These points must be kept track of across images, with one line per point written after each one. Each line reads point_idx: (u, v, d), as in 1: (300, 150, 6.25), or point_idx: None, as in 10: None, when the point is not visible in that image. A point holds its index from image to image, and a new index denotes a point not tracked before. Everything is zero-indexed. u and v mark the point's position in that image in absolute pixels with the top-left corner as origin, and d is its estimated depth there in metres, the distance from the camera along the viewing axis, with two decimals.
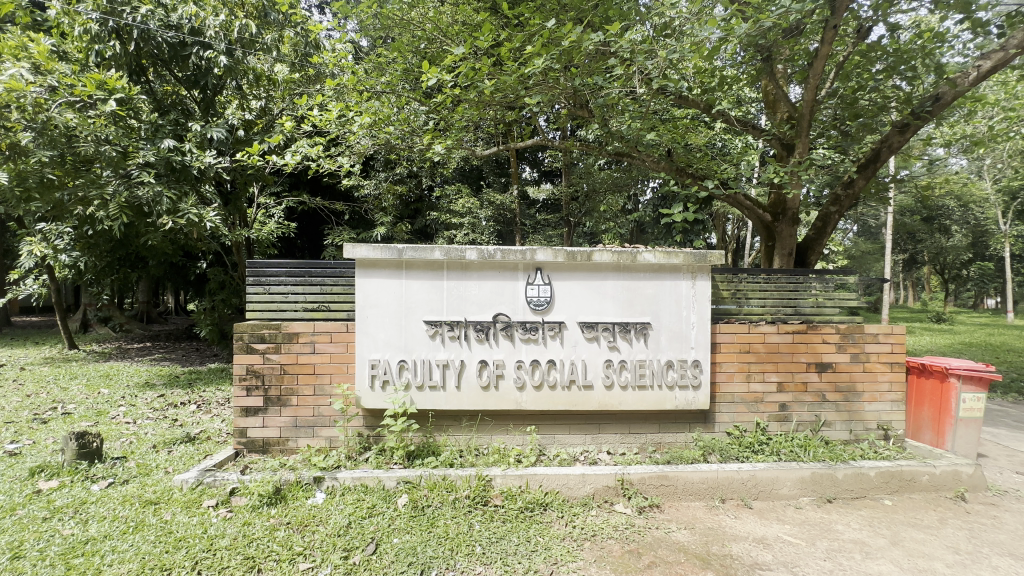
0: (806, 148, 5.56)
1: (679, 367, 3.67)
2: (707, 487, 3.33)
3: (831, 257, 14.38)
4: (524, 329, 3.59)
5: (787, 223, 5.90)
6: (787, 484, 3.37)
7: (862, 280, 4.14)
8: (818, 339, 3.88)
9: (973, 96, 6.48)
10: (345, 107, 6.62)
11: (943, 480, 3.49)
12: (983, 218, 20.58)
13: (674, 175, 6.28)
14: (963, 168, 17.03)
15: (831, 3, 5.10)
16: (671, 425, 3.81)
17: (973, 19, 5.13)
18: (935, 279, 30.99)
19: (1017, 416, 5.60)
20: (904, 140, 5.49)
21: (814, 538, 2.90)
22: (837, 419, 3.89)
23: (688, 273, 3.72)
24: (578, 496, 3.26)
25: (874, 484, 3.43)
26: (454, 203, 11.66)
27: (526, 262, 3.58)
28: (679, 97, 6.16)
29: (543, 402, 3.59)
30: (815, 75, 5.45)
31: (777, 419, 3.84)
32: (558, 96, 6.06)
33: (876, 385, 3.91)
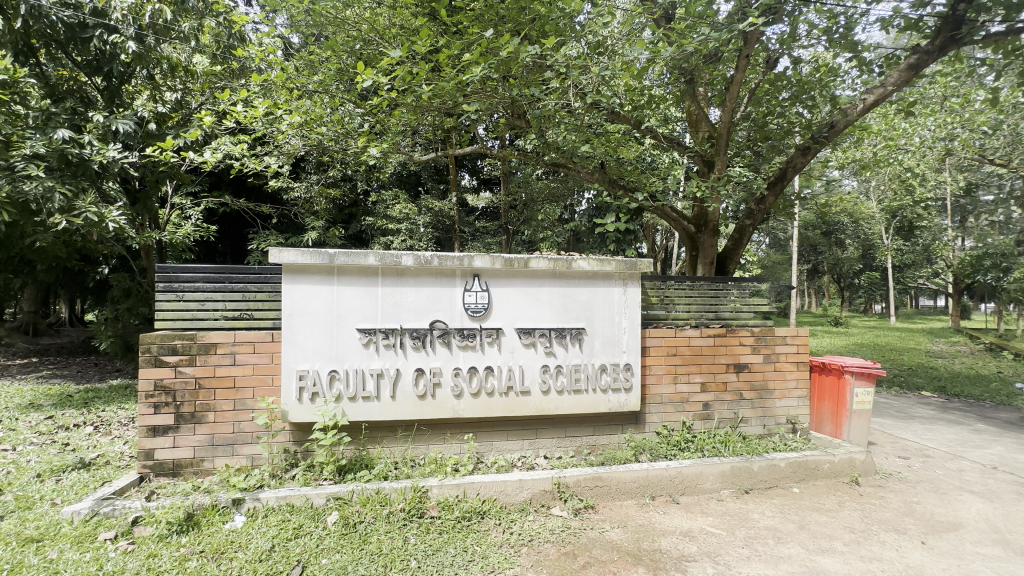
0: (723, 166, 6.06)
1: (612, 371, 3.81)
2: (638, 486, 3.46)
3: (747, 267, 15.65)
4: (461, 336, 3.55)
5: (709, 235, 6.45)
6: (710, 478, 3.59)
7: (773, 287, 4.53)
8: (736, 342, 4.18)
9: (860, 126, 7.37)
10: (272, 105, 6.30)
11: (841, 466, 3.88)
12: (871, 233, 23.32)
13: (607, 186, 6.62)
14: (853, 190, 19.31)
15: (744, 34, 5.58)
16: (604, 427, 3.93)
17: (859, 57, 5.85)
18: (833, 288, 34.62)
19: (899, 407, 6.37)
20: (806, 162, 6.05)
21: (734, 527, 3.10)
22: (753, 415, 4.21)
23: (619, 280, 3.88)
24: (514, 502, 3.27)
25: (784, 474, 3.74)
26: (391, 209, 11.50)
27: (463, 268, 3.57)
28: (611, 113, 6.47)
29: (480, 409, 3.58)
30: (731, 99, 5.95)
31: (700, 418, 4.09)
32: (496, 105, 6.14)
33: (785, 383, 4.29)
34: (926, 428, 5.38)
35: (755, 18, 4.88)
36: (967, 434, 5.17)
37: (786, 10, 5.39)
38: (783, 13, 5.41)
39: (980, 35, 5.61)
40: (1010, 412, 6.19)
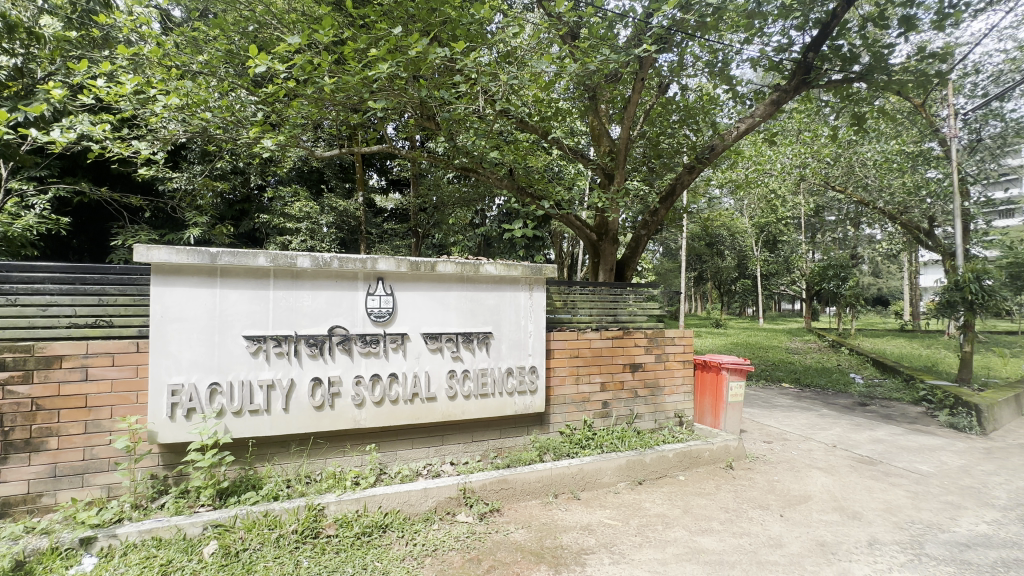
0: (622, 179, 6.53)
1: (518, 374, 3.88)
2: (542, 485, 3.55)
3: (643, 273, 16.96)
4: (363, 342, 3.39)
5: (609, 243, 6.87)
6: (608, 472, 3.80)
7: (664, 292, 4.94)
8: (631, 344, 4.49)
9: (735, 150, 8.37)
10: (144, 83, 5.55)
11: (719, 453, 4.33)
12: (744, 245, 26.52)
13: (515, 193, 6.79)
14: (727, 207, 21.99)
15: (640, 59, 6.07)
16: (510, 430, 3.99)
17: (734, 90, 6.65)
18: (715, 294, 38.82)
19: (765, 398, 7.31)
20: (692, 180, 6.72)
21: (628, 517, 3.31)
22: (646, 411, 4.54)
23: (525, 285, 3.98)
24: (419, 512, 3.18)
25: (672, 464, 4.08)
26: (290, 207, 10.83)
27: (366, 271, 3.41)
28: (520, 122, 6.68)
29: (383, 419, 3.43)
30: (628, 118, 6.43)
31: (600, 416, 4.32)
32: (405, 105, 6.00)
33: (673, 380, 4.69)
34: (784, 415, 6.22)
35: (648, 46, 5.31)
36: (814, 418, 6.07)
37: (675, 41, 5.95)
38: (672, 44, 5.96)
39: (823, 80, 6.64)
40: (846, 398, 7.38)
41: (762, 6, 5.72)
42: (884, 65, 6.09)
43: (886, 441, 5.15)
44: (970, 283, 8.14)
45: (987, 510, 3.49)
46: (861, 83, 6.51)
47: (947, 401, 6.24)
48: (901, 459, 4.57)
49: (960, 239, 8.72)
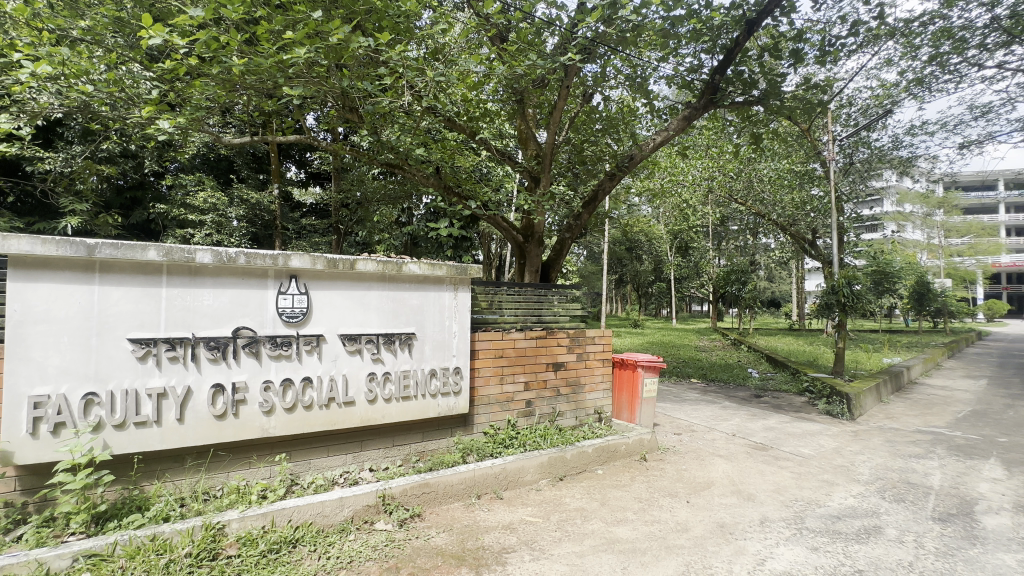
0: (547, 183, 6.73)
1: (441, 375, 3.82)
2: (466, 487, 3.53)
3: (568, 275, 17.56)
4: (272, 344, 3.15)
5: (535, 245, 7.01)
6: (530, 471, 3.86)
7: (586, 294, 5.12)
8: (554, 343, 4.60)
9: (652, 161, 8.92)
10: (6, 45, 4.77)
11: (634, 446, 4.56)
12: (660, 251, 28.37)
13: (442, 192, 6.76)
14: (645, 214, 23.42)
15: (565, 67, 6.27)
16: (433, 432, 3.92)
17: (651, 104, 7.09)
18: (634, 296, 41.13)
19: (675, 393, 7.86)
20: (613, 186, 7.03)
21: (549, 513, 3.38)
22: (567, 409, 4.68)
23: (450, 285, 3.93)
24: (333, 523, 3.01)
25: (591, 459, 4.23)
26: (193, 197, 9.88)
27: (277, 268, 3.17)
28: (447, 120, 6.66)
29: (295, 426, 3.21)
30: (554, 124, 6.63)
31: (523, 415, 4.38)
32: (326, 94, 5.72)
33: (593, 377, 4.88)
34: (692, 408, 6.72)
35: (573, 55, 5.48)
36: (717, 410, 6.62)
37: (598, 53, 6.20)
38: (596, 55, 6.20)
39: (728, 100, 7.26)
40: (744, 391, 8.14)
41: (676, 28, 6.14)
42: (778, 91, 6.79)
43: (776, 429, 5.74)
44: (843, 287, 9.33)
45: (855, 484, 3.99)
46: (758, 107, 7.22)
47: (825, 392, 7.09)
48: (788, 444, 5.11)
49: (836, 249, 9.97)
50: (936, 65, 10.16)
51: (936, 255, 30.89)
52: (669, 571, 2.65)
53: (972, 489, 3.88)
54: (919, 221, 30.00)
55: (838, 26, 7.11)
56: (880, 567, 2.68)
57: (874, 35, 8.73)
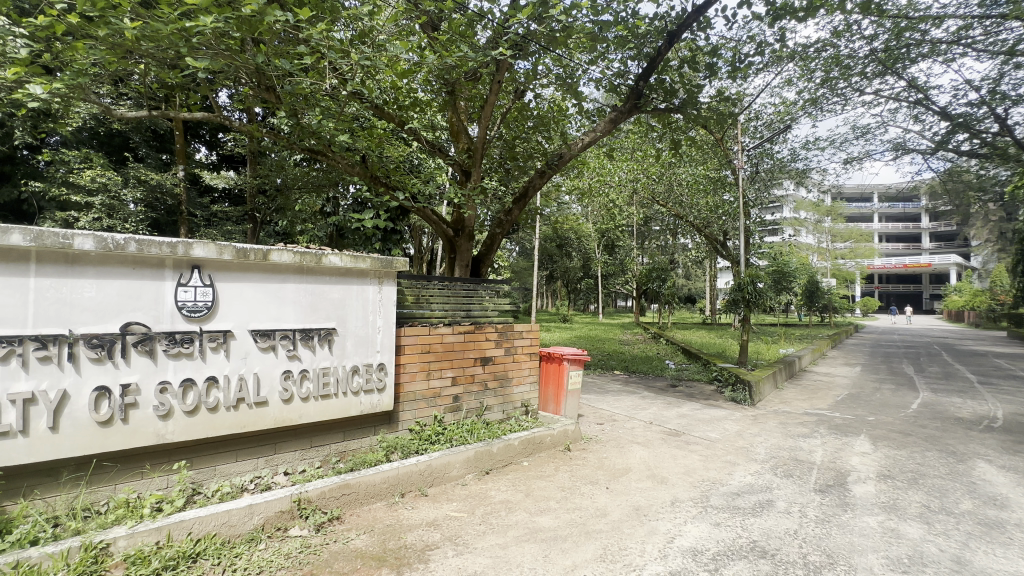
0: (477, 178, 6.74)
1: (364, 372, 3.68)
2: (389, 486, 3.43)
3: (500, 271, 17.71)
4: (170, 341, 2.84)
5: (465, 239, 6.96)
6: (456, 466, 3.84)
7: (515, 289, 5.19)
8: (482, 338, 4.61)
9: (581, 160, 9.20)
10: None
11: (559, 437, 4.70)
12: (588, 249, 29.47)
13: (368, 181, 6.50)
14: (575, 212, 24.19)
15: (496, 62, 6.27)
16: (355, 431, 3.77)
17: (580, 105, 7.31)
18: (564, 291, 42.37)
19: (599, 384, 8.21)
20: (543, 184, 7.14)
21: (474, 507, 3.39)
22: (494, 403, 4.72)
23: (374, 278, 3.79)
24: (241, 533, 2.80)
25: (517, 451, 4.29)
26: (77, 175, 8.73)
27: (176, 258, 2.86)
28: (374, 107, 6.43)
29: (198, 430, 2.94)
30: (485, 118, 6.62)
31: (450, 410, 4.35)
32: (239, 69, 5.29)
33: (520, 371, 4.97)
34: (615, 399, 7.05)
35: (504, 50, 5.48)
36: (637, 400, 7.00)
37: (530, 50, 6.26)
38: (527, 52, 6.25)
39: (652, 106, 7.65)
40: (662, 381, 8.70)
41: (604, 32, 6.35)
42: (695, 102, 7.27)
43: (688, 416, 6.17)
44: (747, 285, 10.24)
45: (753, 463, 4.41)
46: (678, 114, 7.67)
47: (731, 380, 7.76)
48: (697, 429, 5.53)
49: (743, 250, 10.91)
50: (827, 88, 11.41)
51: (825, 258, 34.86)
52: (587, 555, 2.75)
53: (846, 463, 4.42)
54: (811, 227, 33.66)
55: (748, 44, 7.73)
56: (771, 536, 2.97)
57: (778, 56, 9.62)
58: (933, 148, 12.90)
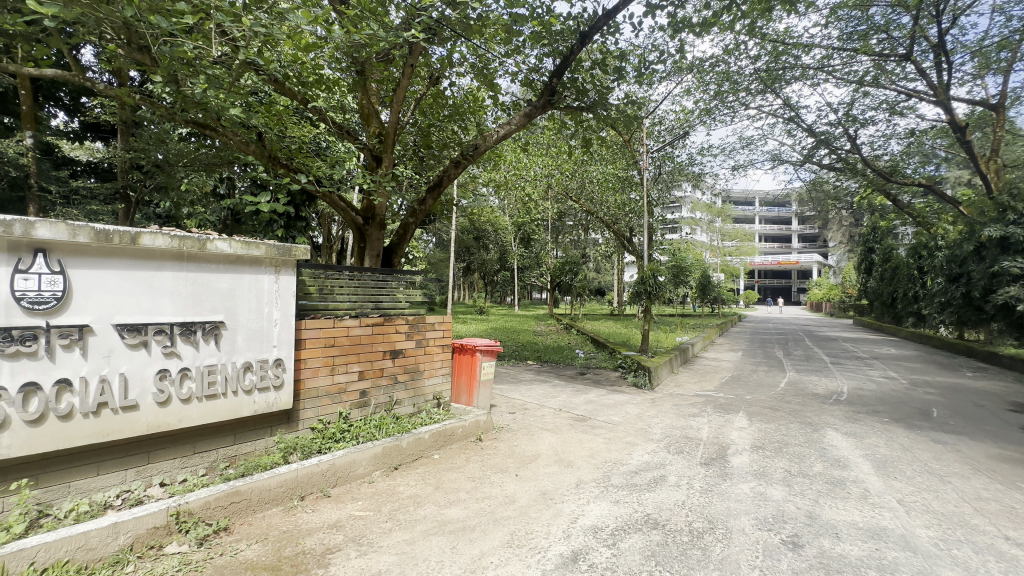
0: (389, 164, 6.48)
1: (258, 369, 3.38)
2: (286, 490, 3.20)
3: (415, 262, 17.31)
4: (4, 338, 2.35)
5: (376, 228, 6.68)
6: (363, 463, 3.69)
7: (427, 280, 5.10)
8: (392, 330, 4.48)
9: (496, 153, 9.24)
10: None
11: (470, 428, 4.72)
12: (505, 241, 29.86)
13: (265, 161, 5.94)
14: (492, 205, 24.36)
15: (409, 44, 6.05)
16: (248, 433, 3.47)
17: (496, 96, 7.31)
18: (481, 284, 42.53)
19: (513, 374, 8.37)
20: (458, 174, 7.05)
21: (380, 505, 3.28)
22: (405, 396, 4.62)
23: (270, 267, 3.49)
24: (103, 556, 2.44)
25: (428, 444, 4.23)
26: None
27: (13, 239, 2.38)
28: (273, 81, 5.91)
29: (46, 442, 2.49)
30: (398, 102, 6.39)
31: (357, 406, 4.17)
32: (99, 21, 4.56)
33: (432, 363, 4.91)
34: (527, 388, 7.23)
35: (416, 33, 5.28)
36: (548, 388, 7.25)
37: (445, 37, 6.13)
38: (441, 38, 6.11)
39: (564, 103, 7.86)
40: (571, 370, 9.09)
41: (519, 26, 6.40)
42: (604, 103, 7.61)
43: (595, 402, 6.52)
44: (649, 278, 11.03)
45: (649, 443, 4.77)
46: (589, 114, 7.96)
47: (633, 367, 8.33)
48: (602, 414, 5.85)
49: (646, 246, 11.70)
50: (719, 100, 12.56)
51: (715, 254, 38.61)
52: (494, 542, 2.79)
53: (727, 437, 4.96)
54: (705, 226, 37.08)
55: (652, 53, 8.24)
56: (662, 508, 3.23)
57: (678, 67, 10.40)
58: (801, 160, 14.79)
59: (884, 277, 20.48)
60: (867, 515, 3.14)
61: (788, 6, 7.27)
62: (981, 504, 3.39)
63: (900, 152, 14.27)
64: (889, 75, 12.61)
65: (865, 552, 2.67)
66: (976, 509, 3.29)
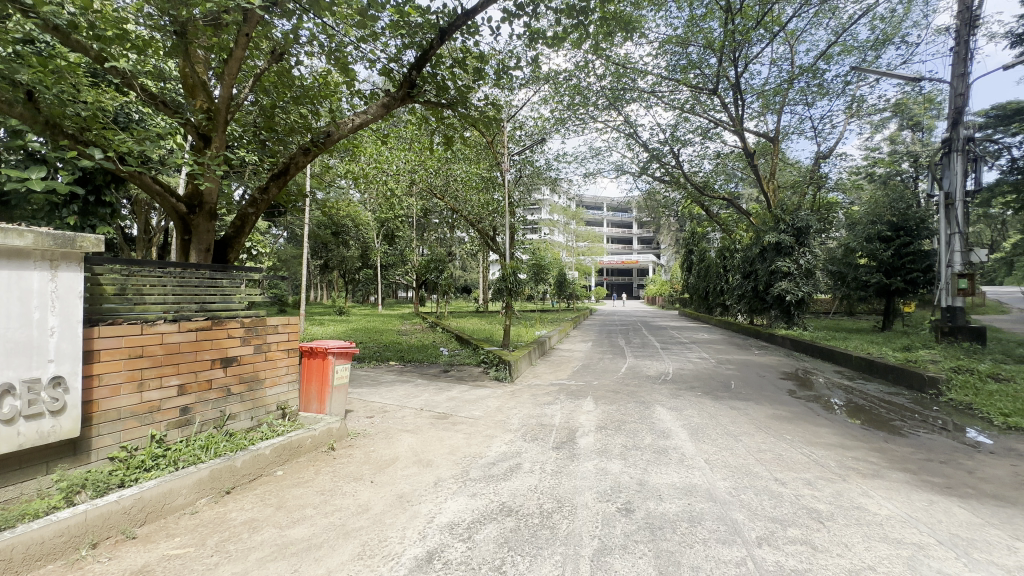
0: (221, 145, 5.65)
1: (25, 392, 2.62)
2: (67, 540, 2.55)
3: (260, 258, 15.45)
4: None
5: (204, 218, 5.74)
6: (183, 492, 3.15)
7: (267, 278, 4.59)
8: (223, 335, 3.92)
9: (353, 143, 8.69)
10: None
11: (321, 438, 4.37)
12: (367, 237, 28.43)
13: (42, 128, 4.71)
14: (352, 198, 22.98)
15: (244, 11, 5.34)
16: (9, 477, 2.67)
17: (352, 83, 6.88)
18: (341, 283, 39.82)
19: (372, 376, 7.99)
20: (307, 163, 6.47)
21: (205, 537, 2.83)
22: (241, 410, 4.09)
23: (42, 262, 2.73)
24: None
25: (269, 461, 3.80)
26: None
27: None
28: (53, 28, 4.72)
29: None
30: (230, 74, 5.61)
31: (176, 426, 3.55)
32: None
33: (275, 370, 4.45)
34: (387, 389, 6.97)
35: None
36: (410, 388, 7.08)
37: (290, 9, 5.55)
38: (285, 11, 5.52)
39: (425, 98, 7.72)
40: (435, 368, 9.00)
41: (376, 11, 6.09)
42: (465, 102, 7.66)
43: (457, 398, 6.55)
44: (509, 275, 11.47)
45: (507, 433, 4.96)
46: (450, 111, 7.94)
47: (495, 362, 8.59)
48: (463, 410, 5.91)
49: (508, 245, 12.14)
50: (572, 111, 13.62)
51: (571, 254, 41.92)
52: (343, 557, 2.61)
53: (576, 421, 5.40)
54: (562, 227, 40.05)
55: (511, 59, 8.56)
56: (516, 495, 3.37)
57: (536, 75, 11.00)
58: (639, 172, 16.86)
59: (700, 274, 24.43)
60: (682, 475, 3.69)
61: (627, 34, 8.18)
62: (761, 455, 4.23)
63: (711, 170, 17.15)
64: (703, 105, 15.05)
65: (679, 508, 3.13)
66: (757, 459, 4.09)
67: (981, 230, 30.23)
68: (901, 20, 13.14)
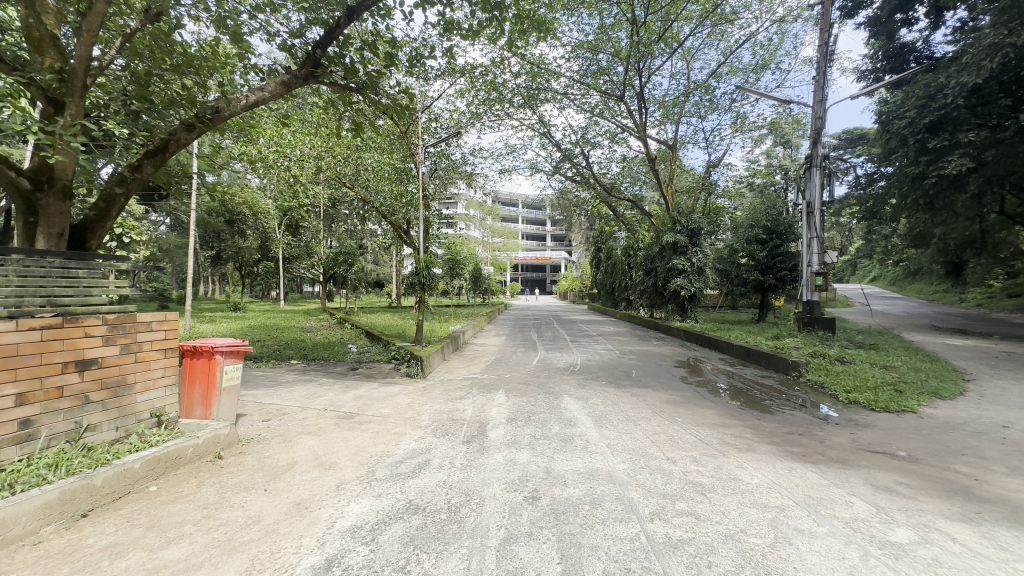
0: (77, 112, 4.83)
1: None
2: None
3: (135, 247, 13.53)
4: None
5: (56, 198, 4.87)
6: (22, 520, 2.65)
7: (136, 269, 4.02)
8: (78, 334, 3.36)
9: (247, 123, 7.90)
10: None
11: (204, 446, 3.95)
12: (266, 226, 26.16)
13: None
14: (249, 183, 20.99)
15: None
16: None
17: (245, 57, 6.27)
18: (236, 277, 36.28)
19: (270, 377, 7.37)
20: (190, 140, 5.78)
21: (52, 570, 2.41)
22: (103, 419, 3.55)
23: None
24: None
25: (138, 476, 3.35)
26: None
27: None
28: None
29: None
30: (89, 30, 4.82)
31: (14, 443, 2.98)
32: None
33: (148, 373, 3.93)
34: (287, 390, 6.47)
35: None
36: (313, 388, 6.65)
37: None
38: None
39: (331, 79, 7.23)
40: (342, 366, 8.54)
41: None
42: (374, 88, 7.29)
43: (364, 397, 6.28)
44: (423, 270, 11.22)
45: (416, 430, 4.85)
46: (360, 96, 7.52)
47: (406, 358, 8.36)
48: (371, 409, 5.67)
49: (421, 239, 11.85)
50: (488, 106, 13.66)
51: (486, 249, 42.14)
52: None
53: (487, 414, 5.44)
54: (478, 223, 40.09)
55: (425, 49, 8.34)
56: (424, 492, 3.31)
57: (451, 67, 10.83)
58: (552, 170, 17.37)
59: (608, 271, 25.83)
60: (586, 461, 3.88)
61: (541, 35, 8.36)
62: (656, 437, 4.58)
63: (618, 172, 18.19)
64: (611, 110, 15.88)
65: (582, 492, 3.28)
66: (652, 442, 4.42)
67: (832, 236, 35.43)
68: (776, 49, 14.90)
